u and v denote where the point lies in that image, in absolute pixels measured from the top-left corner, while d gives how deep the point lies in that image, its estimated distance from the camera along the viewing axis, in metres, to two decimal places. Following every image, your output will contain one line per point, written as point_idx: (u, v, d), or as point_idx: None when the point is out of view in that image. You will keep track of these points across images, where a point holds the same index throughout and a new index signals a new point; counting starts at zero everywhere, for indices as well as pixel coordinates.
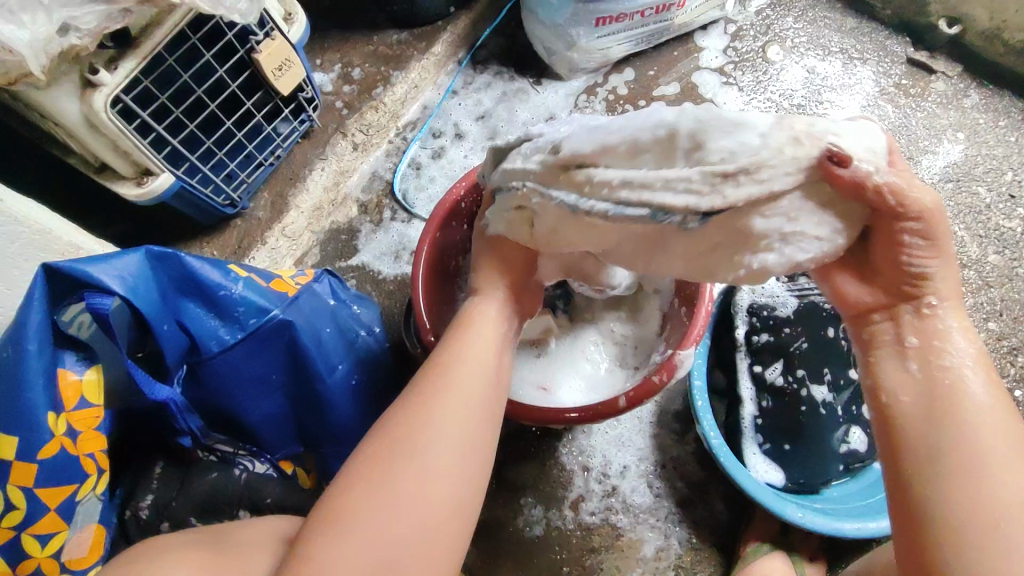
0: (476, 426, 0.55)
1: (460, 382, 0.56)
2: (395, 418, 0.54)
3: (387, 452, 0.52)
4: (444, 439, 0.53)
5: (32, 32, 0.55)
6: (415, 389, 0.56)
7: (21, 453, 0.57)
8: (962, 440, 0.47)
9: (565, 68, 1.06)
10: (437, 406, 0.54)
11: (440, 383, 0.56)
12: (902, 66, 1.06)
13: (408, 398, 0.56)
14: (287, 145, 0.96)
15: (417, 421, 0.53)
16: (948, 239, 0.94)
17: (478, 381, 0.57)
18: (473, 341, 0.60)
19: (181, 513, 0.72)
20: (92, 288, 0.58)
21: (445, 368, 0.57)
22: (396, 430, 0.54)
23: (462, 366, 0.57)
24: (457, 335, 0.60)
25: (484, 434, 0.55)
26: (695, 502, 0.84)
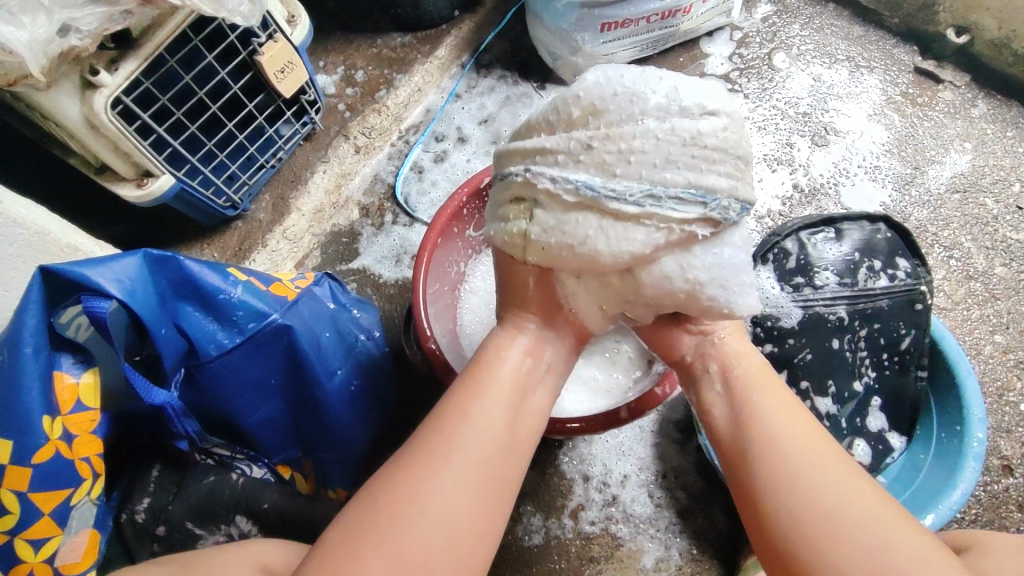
0: (483, 494, 0.49)
1: (470, 443, 0.50)
2: (391, 475, 0.49)
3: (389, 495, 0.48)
4: (443, 506, 0.47)
5: (32, 33, 0.55)
6: (416, 440, 0.51)
7: (15, 457, 0.56)
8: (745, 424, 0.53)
9: (570, 72, 1.05)
10: (439, 468, 0.48)
11: (445, 440, 0.50)
12: (909, 75, 1.05)
13: (406, 451, 0.50)
14: (289, 147, 0.95)
15: (412, 483, 0.48)
16: (955, 249, 0.93)
17: (489, 442, 0.51)
18: (488, 395, 0.54)
19: (177, 516, 0.71)
20: (90, 291, 0.58)
21: (453, 423, 0.51)
22: (389, 490, 0.48)
23: (473, 424, 0.51)
24: (470, 385, 0.55)
25: (493, 505, 0.50)
26: (696, 513, 0.83)
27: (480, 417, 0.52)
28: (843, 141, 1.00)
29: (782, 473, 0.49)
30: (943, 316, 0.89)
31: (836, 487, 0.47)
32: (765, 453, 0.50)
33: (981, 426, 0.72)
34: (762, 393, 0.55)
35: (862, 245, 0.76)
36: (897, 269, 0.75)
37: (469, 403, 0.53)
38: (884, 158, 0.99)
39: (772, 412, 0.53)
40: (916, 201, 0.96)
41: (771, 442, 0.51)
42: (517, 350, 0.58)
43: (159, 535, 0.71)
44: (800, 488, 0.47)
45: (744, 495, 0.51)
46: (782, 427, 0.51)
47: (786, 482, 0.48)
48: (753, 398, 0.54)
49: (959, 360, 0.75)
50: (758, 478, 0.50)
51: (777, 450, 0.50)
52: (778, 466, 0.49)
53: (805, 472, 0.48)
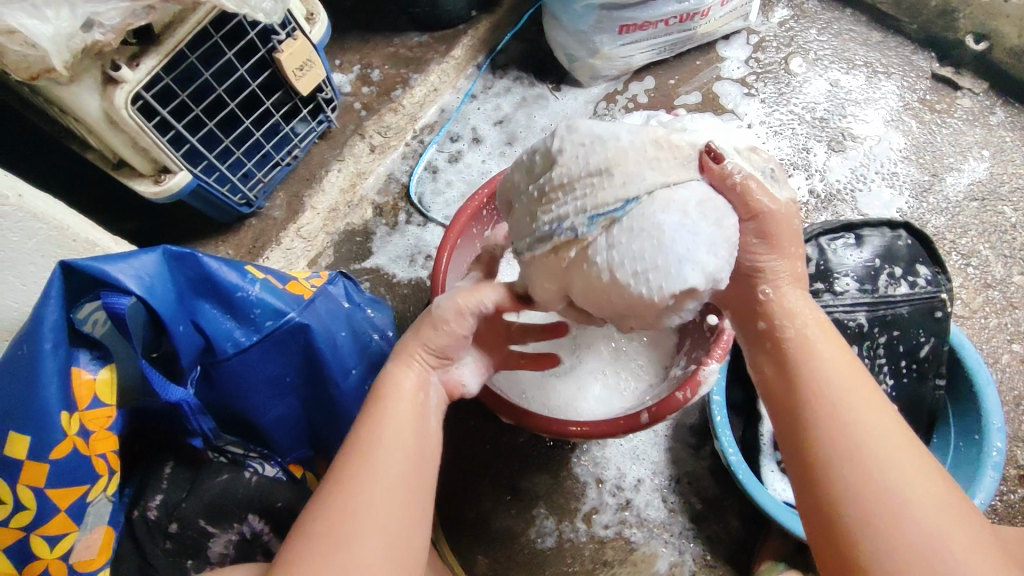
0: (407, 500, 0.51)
1: (385, 452, 0.52)
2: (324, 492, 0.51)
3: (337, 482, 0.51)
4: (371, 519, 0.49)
5: (56, 27, 0.55)
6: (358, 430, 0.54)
7: (32, 453, 0.56)
8: (814, 378, 0.52)
9: (586, 74, 1.05)
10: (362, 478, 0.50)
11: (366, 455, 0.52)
12: (927, 81, 1.05)
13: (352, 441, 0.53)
14: (305, 145, 0.95)
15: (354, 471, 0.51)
16: (973, 257, 0.92)
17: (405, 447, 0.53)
18: (396, 404, 0.55)
19: (190, 513, 0.69)
20: (110, 287, 0.58)
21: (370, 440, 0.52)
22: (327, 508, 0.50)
23: (388, 434, 0.53)
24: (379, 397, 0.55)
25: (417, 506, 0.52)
26: (710, 519, 0.82)
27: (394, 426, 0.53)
28: (860, 147, 1.00)
29: (841, 432, 0.49)
30: (962, 324, 0.89)
31: (897, 460, 0.47)
32: (829, 417, 0.50)
33: (1000, 435, 0.71)
34: (828, 350, 0.54)
35: (882, 251, 0.75)
36: (918, 276, 0.74)
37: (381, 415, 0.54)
38: (902, 164, 0.99)
39: (833, 374, 0.52)
40: (934, 207, 0.96)
41: (835, 406, 0.50)
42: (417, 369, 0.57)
43: (172, 532, 0.69)
44: (861, 456, 0.47)
45: (796, 442, 0.51)
46: (843, 392, 0.51)
47: (840, 447, 0.48)
48: (818, 358, 0.53)
49: (979, 368, 0.75)
50: (816, 437, 0.50)
51: (835, 411, 0.50)
52: (842, 433, 0.49)
53: (862, 443, 0.48)
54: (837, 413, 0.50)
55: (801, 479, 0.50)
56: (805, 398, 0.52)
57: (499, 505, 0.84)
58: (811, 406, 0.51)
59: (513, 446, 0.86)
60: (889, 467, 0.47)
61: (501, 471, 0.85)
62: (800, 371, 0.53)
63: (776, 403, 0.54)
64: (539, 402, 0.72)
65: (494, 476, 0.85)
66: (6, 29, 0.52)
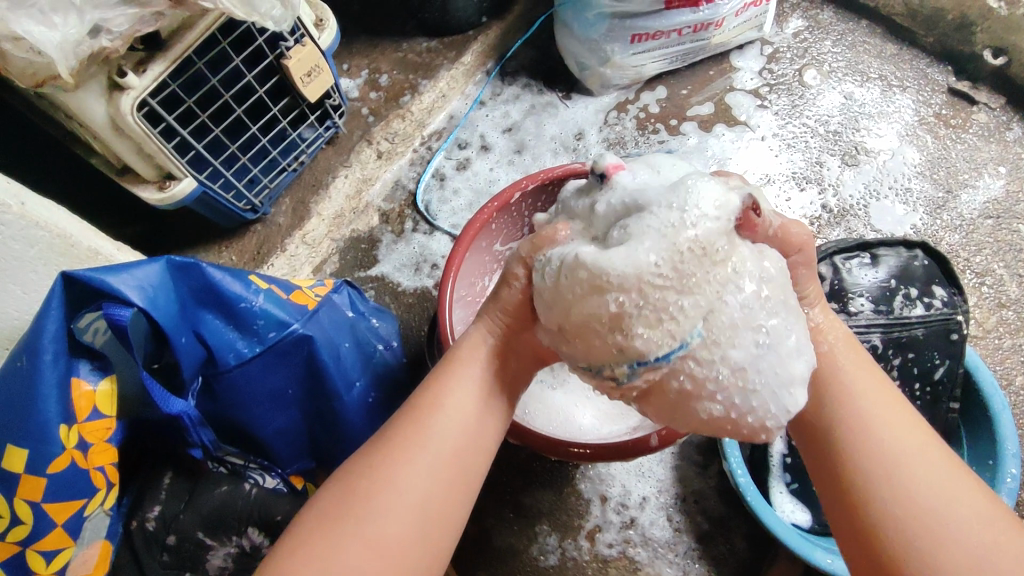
0: (439, 493, 0.50)
1: (433, 441, 0.52)
2: (358, 467, 0.51)
3: (390, 447, 0.51)
4: (391, 499, 0.49)
5: (63, 34, 0.54)
6: (418, 399, 0.54)
7: (31, 466, 0.55)
8: (837, 394, 0.52)
9: (597, 83, 1.03)
10: (412, 451, 0.51)
11: (413, 438, 0.52)
12: (943, 95, 1.03)
13: (411, 411, 0.54)
14: (312, 150, 0.93)
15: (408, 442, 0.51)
16: (987, 276, 0.91)
17: (456, 436, 0.53)
18: (457, 390, 0.54)
19: (188, 526, 0.67)
20: (112, 298, 0.57)
21: (425, 413, 0.53)
22: (364, 466, 0.51)
23: (440, 419, 0.53)
24: (442, 381, 0.55)
25: (449, 501, 0.51)
26: (716, 539, 0.81)
27: (448, 411, 0.53)
28: (873, 161, 0.98)
29: (870, 441, 0.49)
30: (975, 344, 0.87)
31: (934, 487, 0.46)
32: (861, 444, 0.49)
33: (1014, 461, 0.70)
34: (854, 373, 0.53)
35: (898, 271, 0.74)
36: (934, 297, 0.73)
37: (434, 397, 0.54)
38: (916, 180, 0.97)
39: (863, 400, 0.51)
40: (948, 225, 0.94)
41: (863, 427, 0.50)
42: (490, 344, 0.57)
43: (170, 545, 0.67)
44: (897, 482, 0.47)
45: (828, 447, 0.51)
46: (879, 418, 0.50)
47: (874, 471, 0.48)
48: (850, 384, 0.52)
49: (993, 391, 0.73)
50: (847, 445, 0.50)
51: (865, 426, 0.50)
52: (871, 454, 0.49)
53: (897, 470, 0.47)
54: (870, 438, 0.49)
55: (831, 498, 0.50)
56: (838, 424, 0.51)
57: (502, 521, 0.83)
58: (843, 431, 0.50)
59: (517, 461, 0.85)
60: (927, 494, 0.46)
61: (504, 487, 0.84)
62: (829, 399, 0.52)
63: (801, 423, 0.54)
64: (549, 423, 0.70)
65: (497, 492, 0.84)
66: (11, 35, 0.51)
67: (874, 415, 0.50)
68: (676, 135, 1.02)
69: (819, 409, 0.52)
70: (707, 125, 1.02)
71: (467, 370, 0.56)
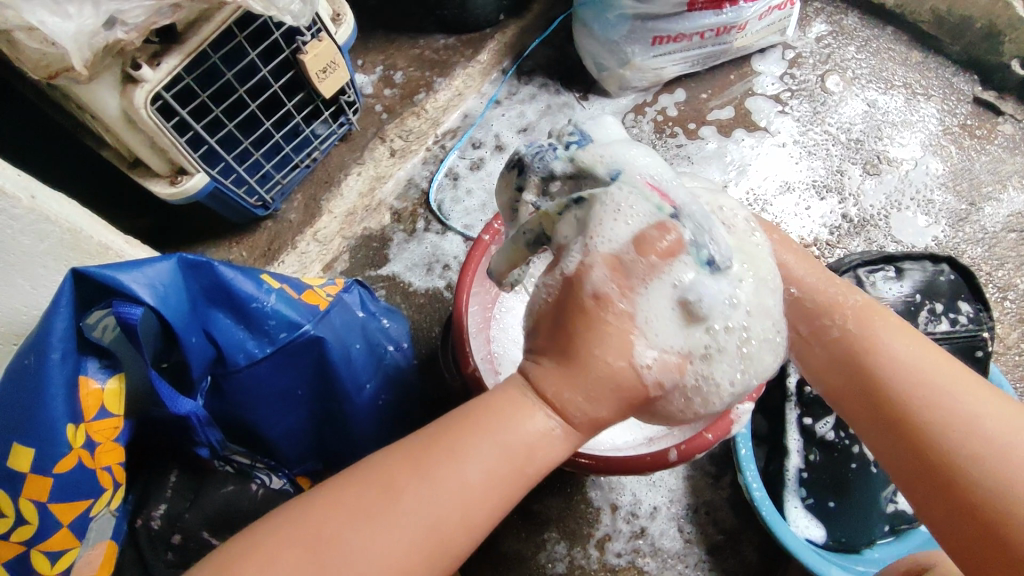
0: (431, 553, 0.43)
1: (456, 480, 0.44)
2: (354, 488, 0.44)
3: (414, 465, 0.44)
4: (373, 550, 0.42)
5: (78, 24, 0.52)
6: (462, 425, 0.46)
7: (37, 466, 0.54)
8: (867, 358, 0.53)
9: (615, 85, 1.02)
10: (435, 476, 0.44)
11: (432, 478, 0.44)
12: (968, 105, 1.02)
13: (449, 436, 0.46)
14: (325, 147, 0.92)
15: (433, 466, 0.44)
16: (1010, 291, 0.89)
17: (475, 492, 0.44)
18: (495, 443, 0.45)
19: (193, 526, 0.66)
20: (121, 296, 0.55)
21: (462, 446, 0.45)
22: (381, 477, 0.44)
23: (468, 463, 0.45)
24: (482, 427, 0.46)
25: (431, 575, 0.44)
26: (726, 551, 0.80)
27: (468, 475, 0.44)
28: (895, 171, 0.97)
29: (919, 395, 0.50)
30: (996, 361, 0.86)
31: (990, 425, 0.47)
32: (944, 428, 0.48)
33: None
34: (926, 360, 0.52)
35: (923, 286, 0.72)
36: (959, 313, 0.71)
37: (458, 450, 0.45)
38: (939, 191, 0.95)
39: (931, 385, 0.50)
40: (971, 238, 0.92)
41: (909, 379, 0.51)
42: (551, 420, 0.47)
43: (174, 544, 0.65)
44: (955, 426, 0.47)
45: (879, 412, 0.52)
46: (957, 398, 0.49)
47: (952, 443, 0.47)
48: (913, 367, 0.51)
49: None
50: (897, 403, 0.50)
51: (910, 381, 0.51)
52: (922, 408, 0.49)
53: (991, 453, 0.46)
54: (960, 420, 0.47)
55: (899, 463, 0.50)
56: (908, 411, 0.50)
57: (510, 527, 0.81)
58: (922, 414, 0.49)
59: None
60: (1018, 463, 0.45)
61: None
62: (858, 356, 0.54)
63: (859, 412, 0.53)
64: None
65: None
66: (25, 25, 0.50)
67: (911, 373, 0.51)
68: (694, 139, 1.00)
69: (861, 382, 0.53)
70: (726, 130, 1.00)
71: (519, 432, 0.46)
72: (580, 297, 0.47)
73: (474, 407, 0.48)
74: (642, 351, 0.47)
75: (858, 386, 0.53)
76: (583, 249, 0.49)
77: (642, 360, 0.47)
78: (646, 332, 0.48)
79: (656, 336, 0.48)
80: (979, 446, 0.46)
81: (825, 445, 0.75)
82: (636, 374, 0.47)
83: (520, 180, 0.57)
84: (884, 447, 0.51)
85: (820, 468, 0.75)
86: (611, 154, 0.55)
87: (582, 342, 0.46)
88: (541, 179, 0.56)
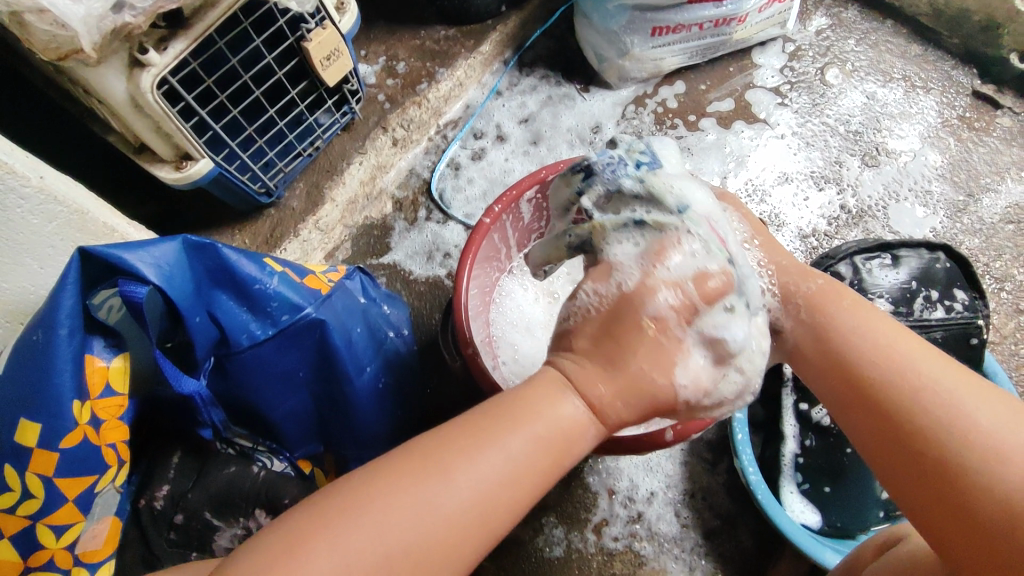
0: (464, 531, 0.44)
1: (493, 463, 0.45)
2: (388, 477, 0.44)
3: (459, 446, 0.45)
4: (408, 541, 0.43)
5: (86, 8, 0.53)
6: (504, 410, 0.48)
7: (43, 440, 0.55)
8: (844, 346, 0.55)
9: (616, 76, 1.02)
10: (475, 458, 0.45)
11: (473, 458, 0.45)
12: (967, 98, 1.02)
13: (491, 419, 0.47)
14: (327, 136, 0.93)
15: (474, 448, 0.45)
16: (1006, 281, 0.90)
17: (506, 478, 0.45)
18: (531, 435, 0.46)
19: (196, 505, 0.67)
20: (127, 274, 0.56)
21: (504, 431, 0.46)
22: (427, 454, 0.45)
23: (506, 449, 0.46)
24: (521, 414, 0.47)
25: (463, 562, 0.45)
26: (723, 536, 0.80)
27: (503, 455, 0.46)
28: (894, 162, 0.97)
29: (896, 378, 0.51)
30: (992, 350, 0.86)
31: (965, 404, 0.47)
32: (910, 406, 0.49)
33: None
34: (891, 340, 0.53)
35: (919, 273, 0.73)
36: (954, 300, 0.72)
37: (485, 441, 0.46)
38: (937, 183, 0.96)
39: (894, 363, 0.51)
40: (968, 229, 0.93)
41: (885, 361, 0.52)
42: (580, 407, 0.48)
43: (177, 523, 0.67)
44: (929, 405, 0.48)
45: (857, 399, 0.52)
46: (933, 380, 0.49)
47: (926, 424, 0.47)
48: (888, 352, 0.52)
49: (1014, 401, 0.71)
50: (875, 389, 0.51)
51: (885, 364, 0.52)
52: (897, 390, 0.50)
53: (954, 426, 0.46)
54: (940, 401, 0.48)
55: (878, 449, 0.50)
56: (875, 393, 0.51)
57: None
58: (887, 393, 0.50)
59: None
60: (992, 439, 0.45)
61: None
62: (835, 345, 0.55)
63: (838, 400, 0.54)
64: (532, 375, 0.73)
65: None
66: (36, 6, 0.51)
67: (887, 357, 0.52)
68: (693, 130, 1.01)
69: (839, 370, 0.54)
70: (725, 122, 1.01)
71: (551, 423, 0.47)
72: (640, 317, 0.49)
73: (516, 392, 0.49)
74: (683, 373, 0.49)
75: (838, 374, 0.54)
76: (646, 269, 0.51)
77: (679, 379, 0.50)
78: (687, 355, 0.50)
79: (691, 357, 0.51)
80: (954, 426, 0.46)
81: (820, 429, 0.76)
82: (671, 389, 0.49)
83: (585, 185, 0.60)
84: (862, 434, 0.52)
85: (816, 454, 0.76)
86: (678, 187, 0.58)
87: (631, 355, 0.48)
88: (606, 190, 0.58)
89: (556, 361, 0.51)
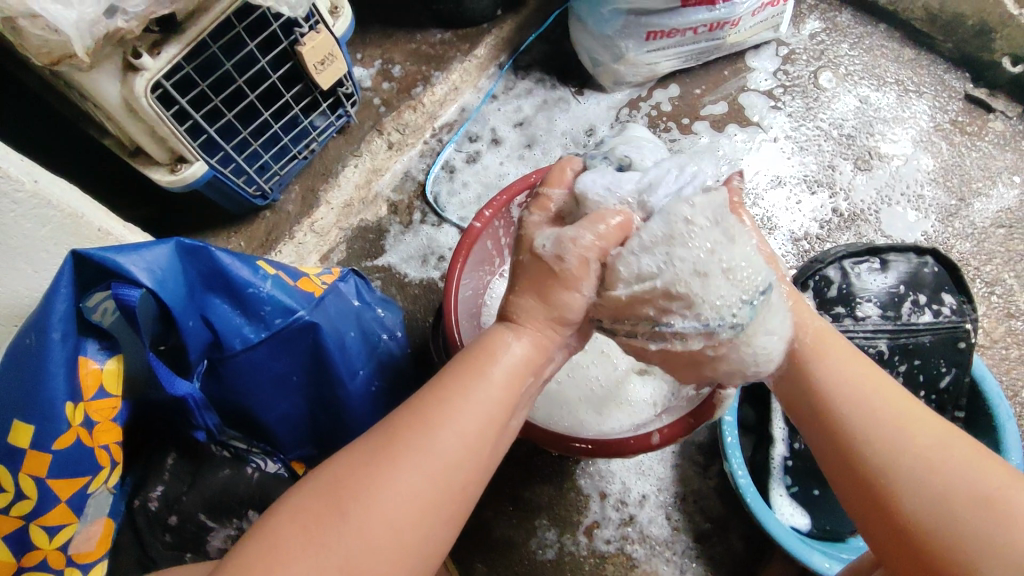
0: (441, 497, 0.46)
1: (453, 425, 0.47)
2: (360, 462, 0.46)
3: (421, 416, 0.48)
4: (381, 525, 0.44)
5: (79, 13, 0.54)
6: (453, 374, 0.50)
7: (36, 442, 0.56)
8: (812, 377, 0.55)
9: (610, 80, 1.03)
10: (438, 424, 0.47)
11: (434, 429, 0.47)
12: (959, 102, 1.03)
13: (442, 384, 0.50)
14: (322, 139, 0.93)
15: (434, 415, 0.48)
16: (997, 286, 0.90)
17: (470, 437, 0.48)
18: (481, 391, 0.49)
19: (190, 508, 0.68)
20: (120, 278, 0.57)
21: (457, 392, 0.49)
22: (393, 431, 0.47)
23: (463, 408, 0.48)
24: (470, 375, 0.50)
25: (441, 538, 0.47)
26: (714, 540, 0.81)
27: (461, 416, 0.48)
28: (887, 166, 0.98)
29: (860, 411, 0.51)
30: (982, 355, 0.86)
31: (925, 444, 0.48)
32: (872, 441, 0.49)
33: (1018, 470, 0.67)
34: (857, 375, 0.53)
35: (907, 278, 0.73)
36: (942, 304, 0.73)
37: (444, 408, 0.48)
38: (929, 187, 0.96)
39: (858, 389, 0.52)
40: (960, 233, 0.93)
41: (851, 397, 0.52)
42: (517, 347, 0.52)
43: (171, 525, 0.67)
44: (890, 443, 0.49)
45: (823, 429, 0.53)
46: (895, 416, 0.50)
47: (887, 460, 0.48)
48: (853, 386, 0.53)
49: (999, 401, 0.71)
50: (840, 421, 0.52)
51: (849, 397, 0.52)
52: (861, 422, 0.50)
53: (914, 465, 0.47)
54: (901, 439, 0.48)
55: (842, 480, 0.51)
56: (839, 426, 0.51)
57: (500, 514, 0.83)
58: (849, 423, 0.51)
59: (517, 455, 0.85)
60: (946, 478, 0.46)
61: (505, 480, 0.84)
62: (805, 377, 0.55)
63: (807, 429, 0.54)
64: None
65: (497, 485, 0.84)
66: (28, 12, 0.51)
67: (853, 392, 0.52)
68: (687, 134, 1.01)
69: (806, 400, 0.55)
70: (719, 126, 1.01)
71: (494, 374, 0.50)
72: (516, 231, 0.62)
73: (460, 359, 0.52)
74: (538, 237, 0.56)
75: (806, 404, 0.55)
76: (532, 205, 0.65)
77: (540, 242, 0.55)
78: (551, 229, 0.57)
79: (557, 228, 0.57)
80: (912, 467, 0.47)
81: None
82: (533, 255, 0.55)
83: None
84: (829, 465, 0.52)
85: (805, 457, 0.77)
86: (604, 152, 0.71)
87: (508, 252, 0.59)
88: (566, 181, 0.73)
89: (498, 336, 0.53)
